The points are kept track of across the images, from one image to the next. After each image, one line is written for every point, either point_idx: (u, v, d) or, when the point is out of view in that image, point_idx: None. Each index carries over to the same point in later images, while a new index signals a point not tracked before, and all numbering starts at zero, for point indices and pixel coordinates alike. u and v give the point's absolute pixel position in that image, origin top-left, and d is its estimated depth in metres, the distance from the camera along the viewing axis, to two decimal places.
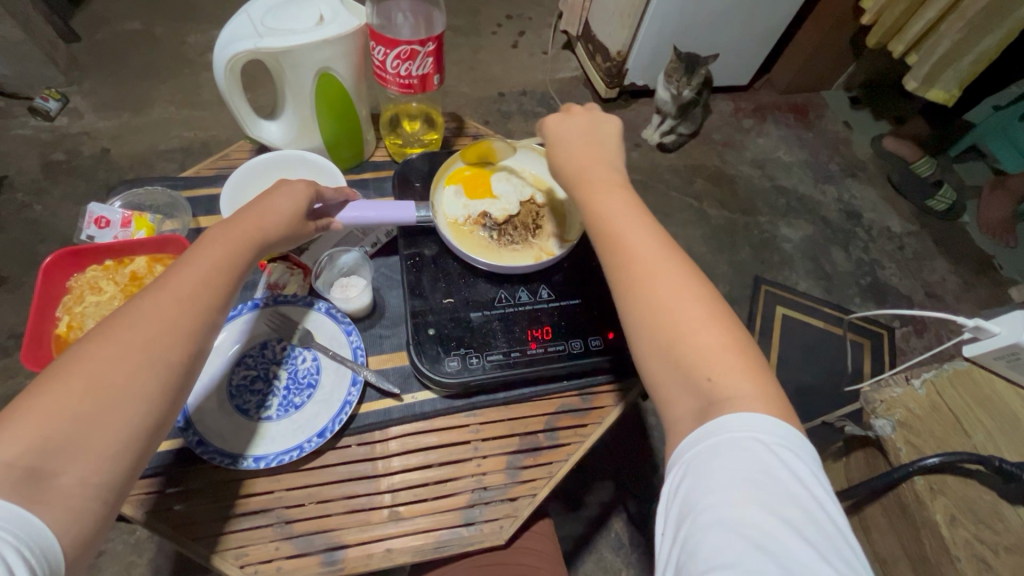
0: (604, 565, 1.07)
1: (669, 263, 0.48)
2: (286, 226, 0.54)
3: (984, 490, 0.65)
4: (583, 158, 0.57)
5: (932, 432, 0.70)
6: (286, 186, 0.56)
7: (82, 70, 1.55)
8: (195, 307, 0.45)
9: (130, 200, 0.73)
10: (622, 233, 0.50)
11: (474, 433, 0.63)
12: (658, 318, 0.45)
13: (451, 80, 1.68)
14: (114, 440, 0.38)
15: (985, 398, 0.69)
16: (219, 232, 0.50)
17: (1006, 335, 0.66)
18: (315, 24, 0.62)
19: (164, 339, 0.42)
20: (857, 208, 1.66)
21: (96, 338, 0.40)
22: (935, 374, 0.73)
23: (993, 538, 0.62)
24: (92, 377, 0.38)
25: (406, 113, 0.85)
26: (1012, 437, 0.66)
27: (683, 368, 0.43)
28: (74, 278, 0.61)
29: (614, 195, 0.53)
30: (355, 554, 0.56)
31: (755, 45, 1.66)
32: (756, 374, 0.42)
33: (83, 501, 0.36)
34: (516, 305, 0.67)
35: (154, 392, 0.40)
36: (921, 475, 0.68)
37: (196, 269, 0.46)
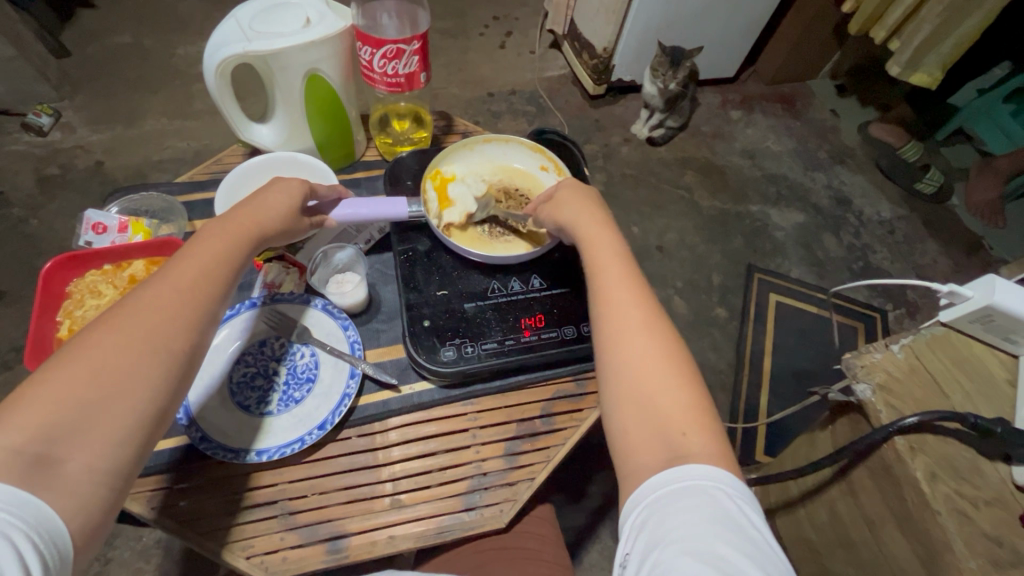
0: (608, 553, 1.08)
1: (650, 322, 0.49)
2: (282, 223, 0.56)
3: (962, 447, 0.60)
4: (588, 206, 0.61)
5: (912, 394, 0.64)
6: (281, 182, 0.58)
7: (74, 85, 1.56)
8: (196, 298, 0.46)
9: (126, 206, 0.74)
10: (610, 283, 0.53)
11: (472, 421, 0.64)
12: (628, 369, 0.47)
13: (439, 82, 1.70)
14: (119, 427, 0.39)
15: (962, 360, 0.65)
16: (218, 226, 0.52)
17: (979, 297, 0.61)
18: (301, 26, 0.63)
19: (165, 329, 0.43)
20: (847, 194, 1.68)
21: (100, 327, 0.42)
22: (914, 338, 0.67)
23: (971, 493, 0.58)
24: (96, 364, 0.39)
25: (394, 112, 0.87)
26: (989, 398, 0.62)
27: (645, 416, 0.44)
28: (74, 283, 0.62)
29: (611, 249, 0.56)
30: (359, 541, 0.57)
31: (739, 37, 1.68)
32: (715, 435, 0.42)
33: (90, 485, 0.37)
34: (509, 294, 0.68)
35: (157, 379, 0.42)
36: (902, 436, 0.61)
37: (195, 262, 0.48)
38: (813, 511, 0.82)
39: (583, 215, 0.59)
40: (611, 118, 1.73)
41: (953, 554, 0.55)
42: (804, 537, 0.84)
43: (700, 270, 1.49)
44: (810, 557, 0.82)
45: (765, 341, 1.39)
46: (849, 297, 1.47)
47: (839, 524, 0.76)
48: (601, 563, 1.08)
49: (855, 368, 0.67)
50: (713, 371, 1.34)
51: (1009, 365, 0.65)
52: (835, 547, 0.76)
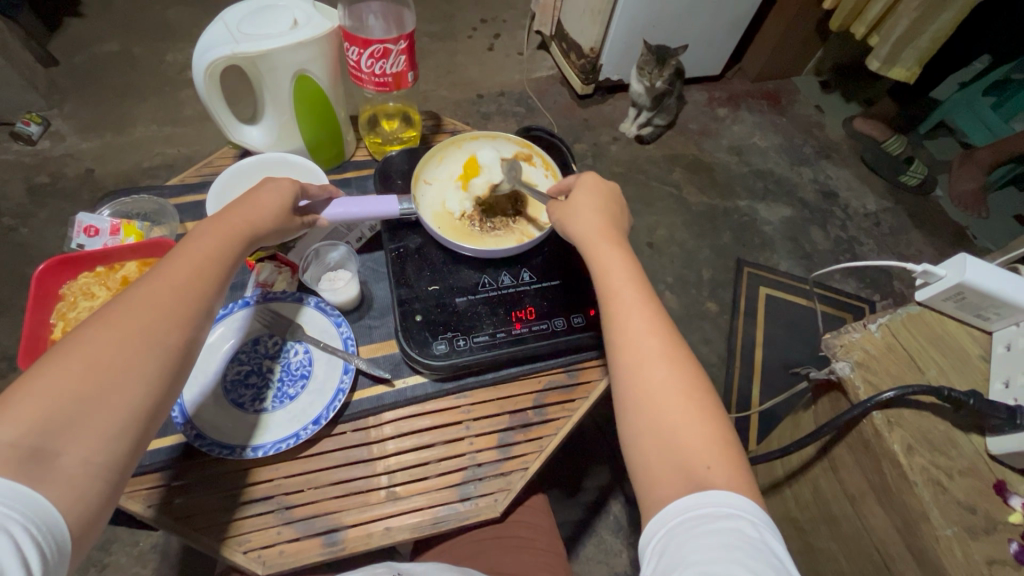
0: (603, 545, 1.09)
1: (670, 352, 0.49)
2: (274, 222, 0.57)
3: (938, 420, 0.62)
4: (597, 222, 0.60)
5: (888, 371, 0.65)
6: (271, 182, 0.59)
7: (63, 93, 1.56)
8: (189, 295, 0.47)
9: (118, 209, 0.74)
10: (627, 307, 0.52)
11: (465, 414, 0.65)
12: (648, 399, 0.47)
13: (429, 84, 1.71)
14: (114, 421, 0.40)
15: (937, 337, 0.66)
16: (210, 226, 0.52)
17: (951, 276, 0.62)
18: (289, 28, 0.64)
19: (159, 325, 0.44)
20: (833, 187, 1.71)
21: (95, 324, 0.42)
22: (890, 317, 0.68)
23: (947, 463, 0.59)
24: (90, 359, 0.40)
25: (383, 112, 0.87)
26: (964, 373, 0.64)
27: (661, 439, 0.45)
28: (66, 285, 0.63)
29: (625, 270, 0.55)
30: (355, 534, 0.58)
31: (724, 35, 1.71)
32: (733, 459, 0.43)
33: (86, 478, 0.38)
34: (499, 289, 0.69)
35: (151, 374, 0.42)
36: (880, 411, 0.63)
37: (188, 261, 0.49)
38: (799, 492, 0.84)
39: (593, 232, 0.59)
40: (599, 118, 1.74)
41: (930, 524, 0.57)
42: (790, 518, 0.86)
43: (690, 265, 1.51)
44: (798, 540, 0.84)
45: (756, 334, 1.40)
46: (838, 288, 1.49)
47: (823, 503, 0.77)
48: (598, 557, 1.09)
49: (835, 348, 0.68)
50: (705, 364, 1.36)
51: (982, 340, 0.66)
52: (820, 526, 0.78)
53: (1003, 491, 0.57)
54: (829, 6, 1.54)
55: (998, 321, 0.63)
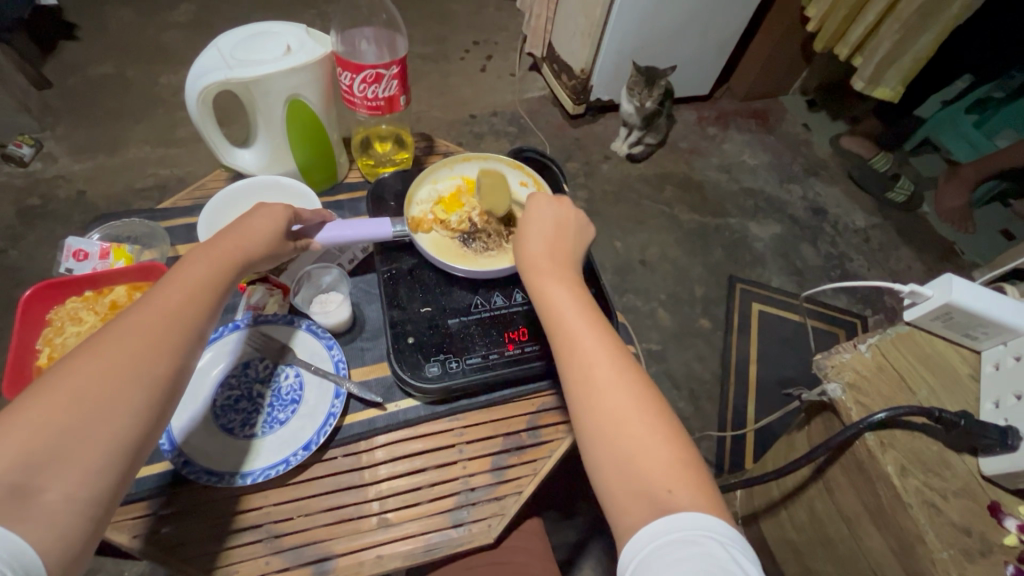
0: (600, 568, 1.08)
1: (621, 376, 0.47)
2: (265, 248, 0.56)
3: (930, 440, 0.61)
4: (540, 242, 0.57)
5: (879, 391, 0.65)
6: (264, 208, 0.59)
7: (56, 115, 1.56)
8: (180, 323, 0.46)
9: (108, 232, 0.74)
10: (574, 332, 0.49)
11: (458, 437, 0.64)
12: (608, 429, 0.45)
13: (423, 105, 1.73)
14: (96, 457, 0.39)
15: (927, 356, 0.67)
16: (201, 252, 0.52)
17: (938, 296, 0.63)
18: (282, 54, 0.64)
19: (147, 356, 0.43)
20: (822, 204, 1.73)
21: (80, 355, 0.42)
22: (880, 336, 0.68)
23: (940, 484, 0.59)
24: (75, 392, 0.40)
25: (376, 134, 0.88)
26: (953, 392, 0.64)
27: (621, 464, 0.43)
28: (54, 310, 0.62)
29: (569, 291, 0.52)
30: (345, 562, 0.57)
31: (712, 57, 1.74)
32: (696, 478, 0.42)
33: (68, 515, 0.37)
34: (492, 310, 0.69)
35: (138, 406, 0.42)
36: (872, 431, 0.62)
37: (178, 288, 0.48)
38: (794, 512, 0.83)
39: (538, 255, 0.56)
40: (591, 137, 1.77)
41: (926, 546, 0.56)
42: (786, 538, 0.85)
43: (683, 282, 1.51)
44: (795, 559, 0.83)
45: (749, 350, 1.41)
46: (830, 304, 1.50)
47: (819, 523, 0.77)
48: None
49: (826, 367, 0.69)
50: (699, 382, 1.35)
51: (971, 359, 0.66)
52: (817, 546, 0.77)
53: (997, 513, 0.56)
54: (813, 28, 1.58)
55: (985, 340, 0.64)
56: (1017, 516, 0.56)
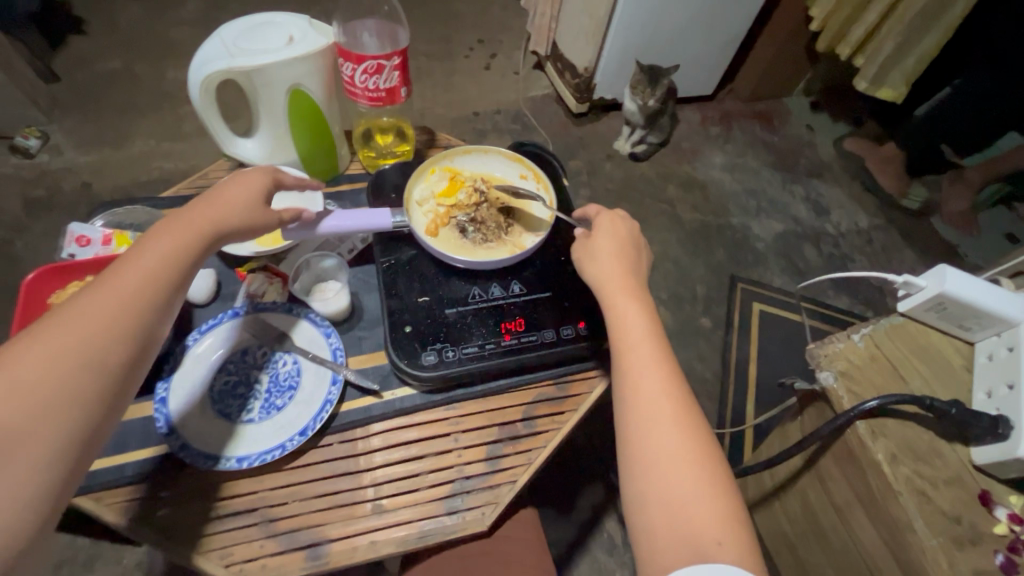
0: (597, 565, 1.08)
1: (676, 413, 0.51)
2: (245, 215, 0.57)
3: (922, 430, 0.61)
4: (618, 269, 0.62)
5: (872, 382, 0.65)
6: (239, 178, 0.59)
7: (65, 108, 1.58)
8: (136, 304, 0.47)
9: (111, 219, 0.75)
10: (639, 367, 0.54)
11: (454, 425, 0.64)
12: (656, 466, 0.48)
13: (427, 102, 1.74)
14: (48, 448, 0.41)
15: (920, 347, 0.66)
16: (164, 227, 0.52)
17: (931, 287, 0.63)
18: (285, 44, 0.65)
19: (102, 341, 0.45)
20: (825, 206, 1.73)
21: (31, 338, 0.43)
22: (873, 327, 0.68)
23: (931, 473, 0.59)
24: (26, 379, 0.41)
25: (377, 126, 0.89)
26: (946, 383, 0.64)
27: (668, 506, 0.46)
28: (56, 294, 0.63)
29: (641, 324, 0.57)
30: (340, 547, 0.57)
31: (716, 57, 1.74)
32: (741, 531, 0.45)
33: (21, 505, 0.39)
34: (489, 300, 0.69)
35: (90, 394, 0.43)
36: (863, 421, 0.62)
37: (138, 267, 0.49)
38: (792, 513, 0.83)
39: (611, 285, 0.61)
40: (594, 135, 1.77)
41: (916, 534, 0.57)
42: (783, 539, 0.85)
43: (684, 281, 1.51)
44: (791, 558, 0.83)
45: (750, 349, 1.41)
46: (831, 305, 1.50)
47: (812, 516, 0.77)
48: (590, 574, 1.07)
49: (818, 357, 0.68)
50: (699, 380, 1.35)
51: (966, 352, 0.66)
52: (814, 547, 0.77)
53: (987, 502, 0.57)
54: (816, 28, 1.58)
55: (979, 332, 0.63)
56: (1006, 505, 0.57)
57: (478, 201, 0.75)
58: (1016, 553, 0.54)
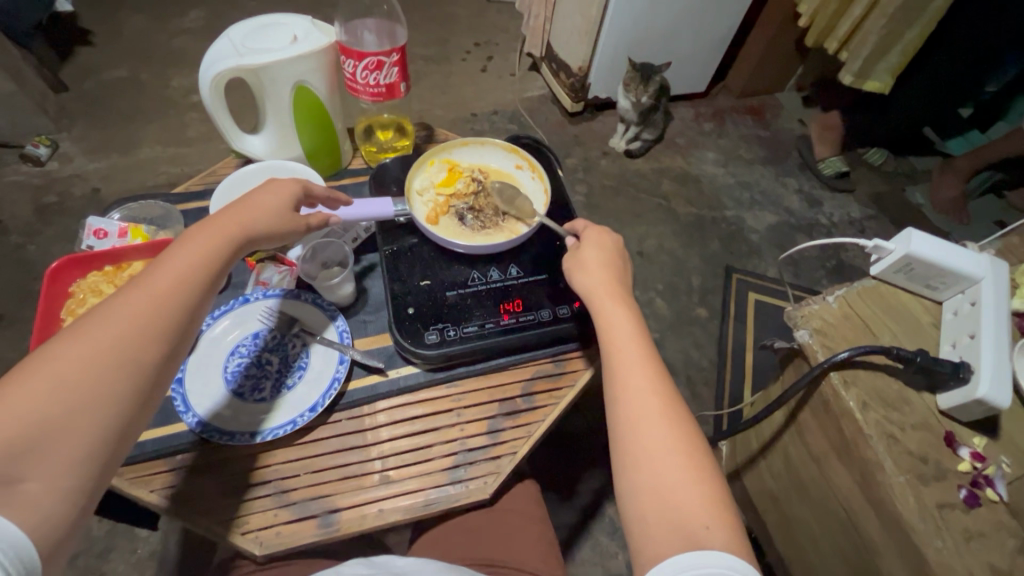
0: (600, 548, 1.11)
1: (665, 410, 0.53)
2: (273, 220, 0.59)
3: (892, 380, 0.65)
4: (604, 275, 0.64)
5: (844, 336, 0.68)
6: (271, 187, 0.61)
7: (74, 117, 1.62)
8: (168, 307, 0.50)
9: (126, 214, 0.78)
10: (627, 366, 0.56)
11: (456, 402, 0.67)
12: (647, 460, 0.50)
13: (425, 105, 1.78)
14: (82, 444, 0.43)
15: (891, 306, 0.69)
16: (198, 231, 0.55)
17: (898, 249, 0.66)
18: (289, 43, 0.69)
19: (135, 343, 0.47)
20: (818, 197, 1.76)
21: (69, 338, 0.45)
22: (846, 289, 0.71)
23: (899, 419, 0.63)
24: (62, 378, 0.43)
25: (378, 123, 0.92)
26: (915, 340, 0.67)
27: (660, 500, 0.48)
28: (77, 284, 0.66)
29: (628, 327, 0.59)
30: (349, 515, 0.60)
31: (707, 54, 1.78)
32: (731, 521, 0.46)
33: (52, 501, 0.41)
34: (488, 283, 0.72)
35: (123, 394, 0.45)
36: (835, 371, 0.66)
37: (169, 271, 0.51)
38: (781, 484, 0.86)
39: (598, 289, 0.63)
40: (589, 133, 1.80)
41: (884, 473, 0.60)
42: (777, 513, 0.88)
43: (680, 273, 1.54)
44: (786, 531, 0.86)
45: (746, 337, 1.43)
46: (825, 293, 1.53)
47: (795, 474, 0.81)
48: (593, 557, 1.10)
49: (795, 318, 0.71)
50: (696, 368, 1.38)
51: (934, 310, 0.69)
52: (806, 517, 0.80)
53: (952, 442, 0.61)
54: (804, 24, 1.62)
55: (945, 290, 0.67)
56: (969, 445, 0.61)
57: (475, 189, 0.79)
58: (978, 488, 0.59)
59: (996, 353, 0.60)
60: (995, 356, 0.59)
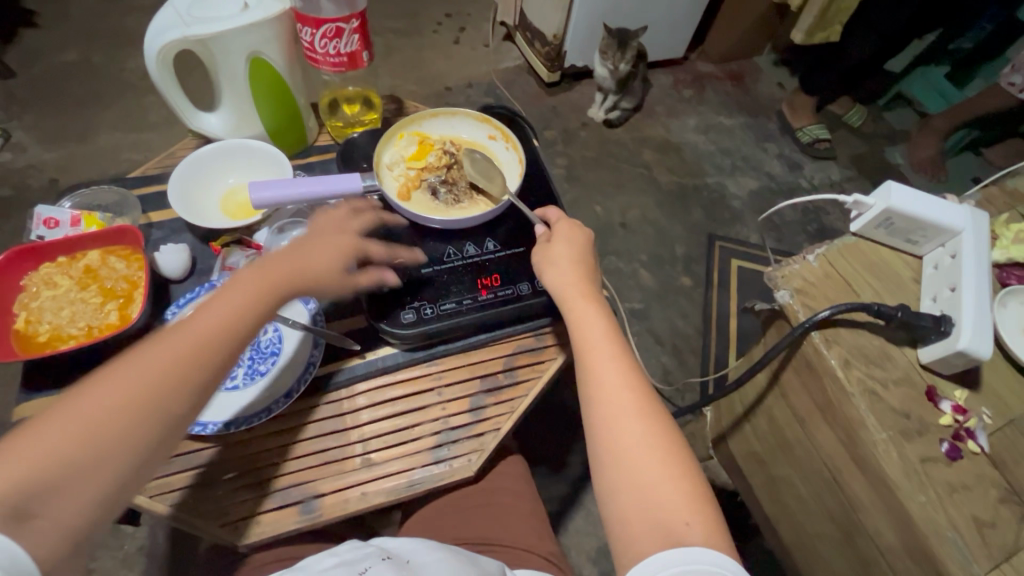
0: (592, 518, 1.12)
1: (643, 408, 0.52)
2: (327, 269, 0.55)
3: (872, 336, 0.65)
4: (571, 272, 0.62)
5: (825, 296, 0.67)
6: (333, 239, 0.58)
7: (25, 105, 1.54)
8: (210, 354, 0.47)
9: (79, 201, 0.74)
10: (601, 365, 0.55)
11: (436, 380, 0.66)
12: (624, 460, 0.49)
13: (397, 80, 1.72)
14: (98, 490, 0.41)
15: (871, 263, 0.69)
16: (252, 272, 0.52)
17: (878, 203, 0.65)
18: (240, 10, 0.64)
19: (172, 393, 0.45)
20: (799, 161, 1.75)
21: (109, 374, 0.44)
22: (827, 247, 0.70)
23: (881, 374, 0.63)
24: (96, 419, 0.42)
25: (343, 97, 0.89)
26: (896, 296, 0.66)
27: (639, 499, 0.47)
28: (29, 275, 0.63)
29: (601, 324, 0.58)
30: (332, 500, 0.59)
31: (685, 18, 1.74)
32: (712, 518, 0.45)
33: (61, 542, 0.39)
34: (464, 258, 0.70)
35: (149, 442, 0.43)
36: (817, 330, 0.65)
37: (217, 314, 0.49)
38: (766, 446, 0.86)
39: (569, 287, 0.61)
40: (567, 104, 1.76)
41: (867, 430, 0.60)
42: (763, 474, 0.89)
43: (663, 243, 1.53)
44: (773, 491, 0.87)
45: (730, 305, 1.44)
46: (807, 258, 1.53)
47: (779, 435, 0.81)
48: (586, 527, 1.11)
49: (776, 279, 0.70)
50: (682, 337, 1.39)
51: (915, 266, 0.69)
52: (792, 477, 0.81)
53: (934, 396, 0.61)
54: None
55: (925, 243, 0.67)
56: (951, 399, 0.61)
57: (448, 161, 0.75)
58: (959, 440, 0.59)
59: (977, 303, 0.60)
60: (976, 307, 0.60)
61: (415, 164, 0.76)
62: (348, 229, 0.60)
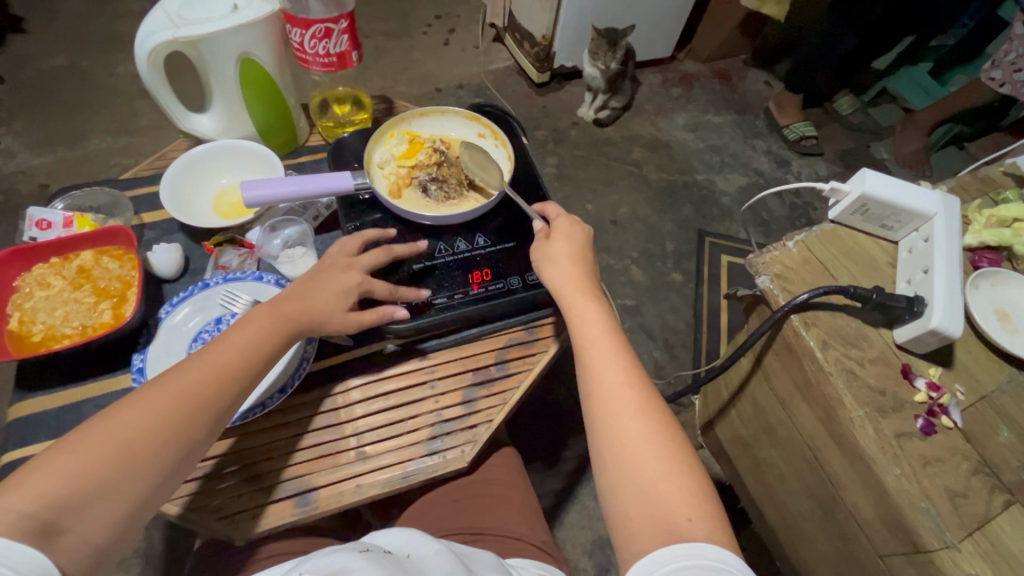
0: (586, 512, 1.13)
1: (643, 404, 0.53)
2: (335, 308, 0.59)
3: (850, 318, 0.66)
4: (569, 267, 0.63)
5: (804, 280, 0.69)
6: (340, 275, 0.61)
7: (13, 111, 1.54)
8: (225, 385, 0.52)
9: (72, 203, 0.75)
10: (599, 362, 0.56)
11: (429, 374, 0.67)
12: (624, 455, 0.50)
13: (387, 82, 1.74)
14: (120, 509, 0.44)
15: (848, 248, 0.70)
16: (263, 308, 0.57)
17: (854, 190, 0.67)
18: (229, 11, 0.65)
19: (191, 420, 0.49)
20: (786, 157, 1.78)
21: (133, 401, 0.48)
22: (805, 234, 0.72)
23: (859, 355, 0.64)
24: (121, 443, 0.45)
25: (333, 96, 0.89)
26: (872, 280, 0.68)
27: (639, 494, 0.48)
28: (22, 277, 0.63)
29: (598, 321, 0.59)
30: (326, 493, 0.59)
31: (671, 18, 1.76)
32: (712, 513, 0.46)
33: (84, 555, 0.42)
34: (455, 253, 0.71)
35: (168, 465, 0.47)
36: (796, 313, 0.67)
37: (232, 348, 0.53)
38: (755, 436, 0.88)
39: (567, 284, 0.62)
40: (557, 103, 1.78)
41: (844, 408, 0.62)
42: (752, 463, 0.90)
43: (654, 239, 1.55)
44: (762, 479, 0.88)
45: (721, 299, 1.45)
46: None
47: (764, 421, 0.83)
48: (581, 521, 1.12)
49: (757, 265, 0.71)
50: (674, 332, 1.40)
51: (891, 251, 0.71)
52: (779, 464, 0.82)
53: (908, 375, 0.63)
54: None
55: (900, 229, 0.69)
56: (925, 377, 0.63)
57: (438, 159, 0.76)
58: (933, 416, 0.61)
59: (953, 287, 0.61)
60: (951, 289, 0.61)
61: (405, 163, 0.77)
62: (356, 266, 0.62)
